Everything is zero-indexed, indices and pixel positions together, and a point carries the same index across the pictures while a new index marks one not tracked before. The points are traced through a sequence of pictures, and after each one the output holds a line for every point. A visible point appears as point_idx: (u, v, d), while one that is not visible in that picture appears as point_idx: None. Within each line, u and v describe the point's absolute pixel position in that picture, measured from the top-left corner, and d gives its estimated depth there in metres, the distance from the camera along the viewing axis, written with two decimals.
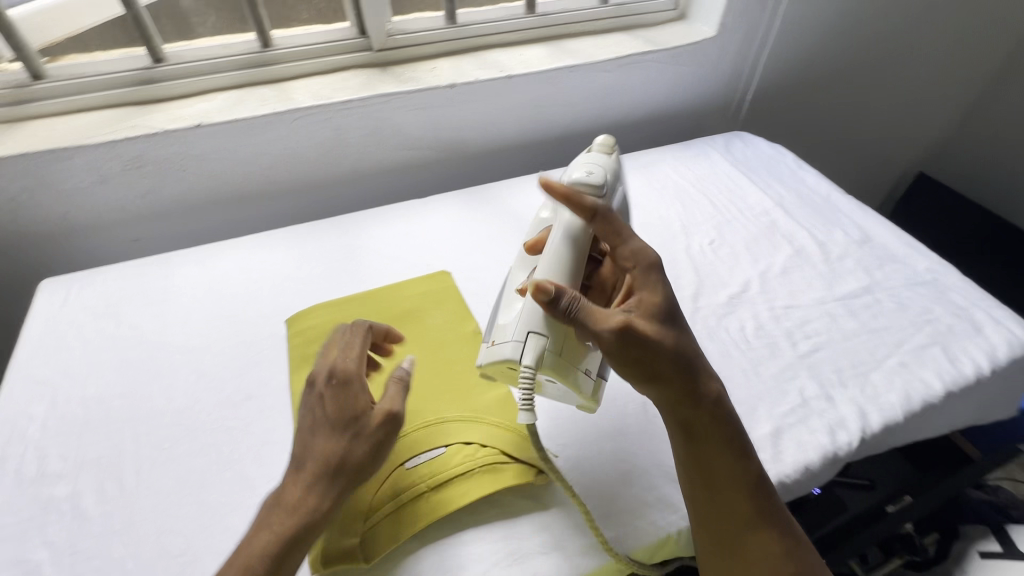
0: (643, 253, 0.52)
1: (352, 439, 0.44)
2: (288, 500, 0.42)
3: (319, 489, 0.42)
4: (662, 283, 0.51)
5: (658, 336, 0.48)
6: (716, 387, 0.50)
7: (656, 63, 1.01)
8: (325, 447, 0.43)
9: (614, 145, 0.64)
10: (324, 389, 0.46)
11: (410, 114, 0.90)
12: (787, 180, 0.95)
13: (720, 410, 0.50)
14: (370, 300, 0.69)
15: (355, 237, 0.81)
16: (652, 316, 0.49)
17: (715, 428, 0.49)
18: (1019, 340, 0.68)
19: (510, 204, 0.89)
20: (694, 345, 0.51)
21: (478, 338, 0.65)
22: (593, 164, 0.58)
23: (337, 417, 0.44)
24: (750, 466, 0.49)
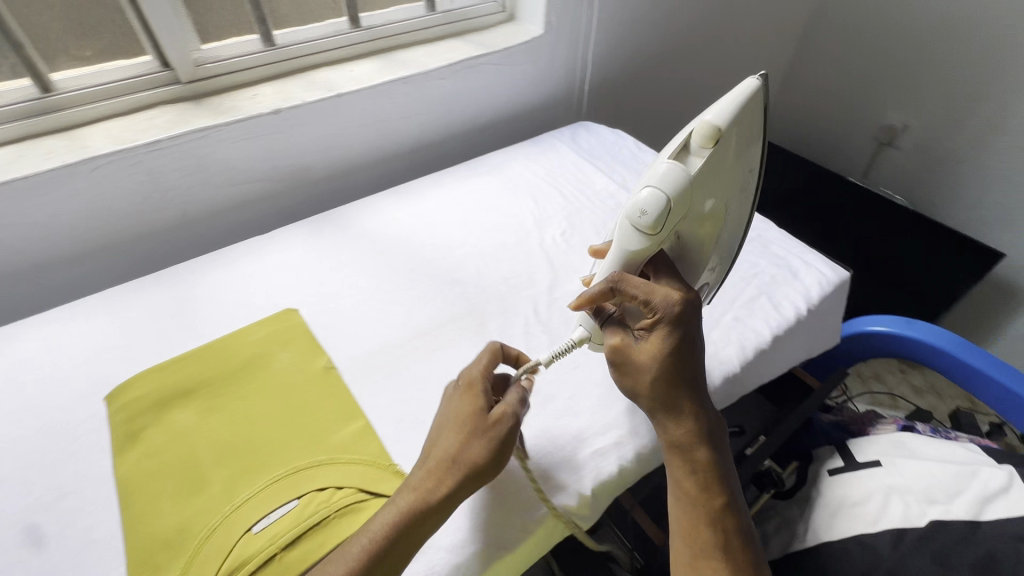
0: (655, 309, 0.52)
1: (473, 433, 0.50)
2: (406, 487, 0.48)
3: (435, 477, 0.48)
4: (669, 335, 0.52)
5: (648, 362, 0.52)
6: (687, 426, 0.53)
7: (492, 66, 1.03)
8: (444, 448, 0.49)
9: (711, 138, 0.51)
10: (456, 389, 0.54)
11: (236, 146, 0.83)
12: (628, 163, 1.03)
13: (693, 446, 0.53)
14: (205, 355, 0.63)
15: (189, 287, 0.74)
16: (650, 360, 0.52)
17: (683, 459, 0.53)
18: (828, 279, 0.77)
19: (361, 225, 0.86)
20: (688, 391, 0.53)
21: (330, 373, 0.63)
22: (658, 192, 0.51)
23: (461, 414, 0.51)
24: (711, 498, 0.52)
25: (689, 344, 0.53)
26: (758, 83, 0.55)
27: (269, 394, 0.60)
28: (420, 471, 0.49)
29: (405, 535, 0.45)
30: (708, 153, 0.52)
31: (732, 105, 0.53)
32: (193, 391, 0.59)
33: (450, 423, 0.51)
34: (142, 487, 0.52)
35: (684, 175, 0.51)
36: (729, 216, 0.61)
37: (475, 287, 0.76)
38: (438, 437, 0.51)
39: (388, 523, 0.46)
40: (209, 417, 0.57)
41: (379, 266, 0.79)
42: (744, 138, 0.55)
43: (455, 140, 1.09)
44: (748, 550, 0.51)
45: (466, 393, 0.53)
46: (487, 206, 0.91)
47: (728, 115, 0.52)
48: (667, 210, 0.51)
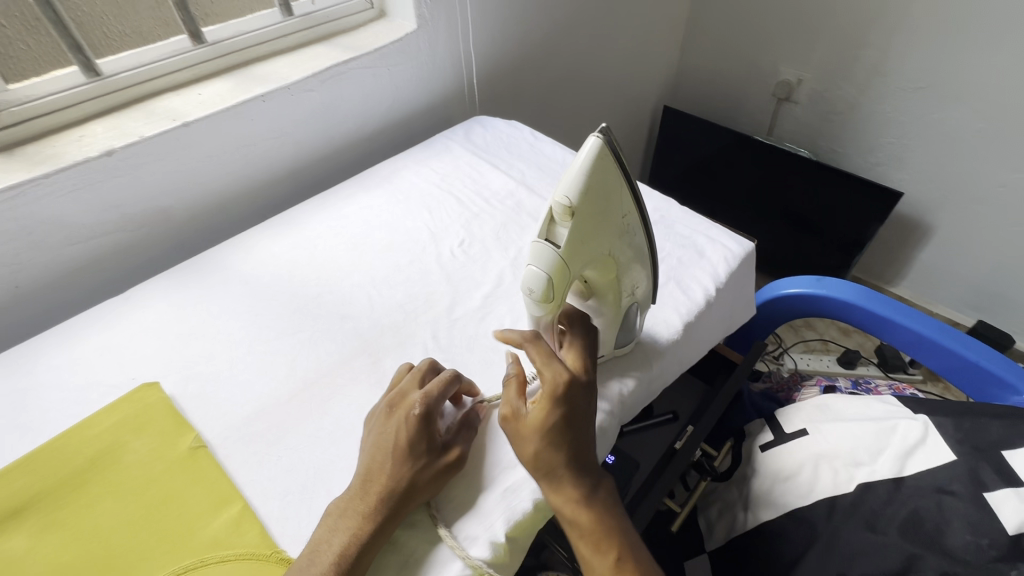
0: (544, 379, 0.50)
1: (433, 466, 0.50)
2: (348, 513, 0.47)
3: (392, 511, 0.48)
4: (555, 409, 0.49)
5: (525, 442, 0.49)
6: (569, 495, 0.49)
7: (365, 70, 0.94)
8: (402, 482, 0.49)
9: (569, 204, 0.44)
10: (406, 416, 0.52)
11: (65, 200, 0.71)
12: (527, 155, 0.97)
13: (579, 512, 0.48)
14: (36, 460, 0.53)
15: (21, 376, 0.62)
16: (530, 439, 0.49)
17: (570, 526, 0.49)
18: (733, 253, 0.75)
19: (234, 267, 0.76)
20: (568, 461, 0.49)
21: (197, 453, 0.54)
22: (536, 271, 0.47)
23: (420, 447, 0.50)
24: (604, 559, 0.48)
25: (575, 413, 0.50)
26: (602, 133, 0.44)
27: (121, 495, 0.51)
28: (369, 503, 0.47)
29: (364, 567, 0.46)
30: (572, 228, 0.45)
31: (576, 173, 0.44)
32: (22, 509, 0.49)
33: (401, 455, 0.50)
34: None
35: (555, 252, 0.46)
36: (631, 252, 0.53)
37: (368, 320, 0.69)
38: (388, 468, 0.49)
39: (327, 558, 0.45)
40: (46, 538, 0.48)
41: (255, 314, 0.70)
42: (611, 189, 0.46)
43: (339, 154, 1.00)
44: None
45: (422, 424, 0.51)
46: (377, 224, 0.83)
47: (576, 182, 0.44)
48: (553, 284, 0.47)
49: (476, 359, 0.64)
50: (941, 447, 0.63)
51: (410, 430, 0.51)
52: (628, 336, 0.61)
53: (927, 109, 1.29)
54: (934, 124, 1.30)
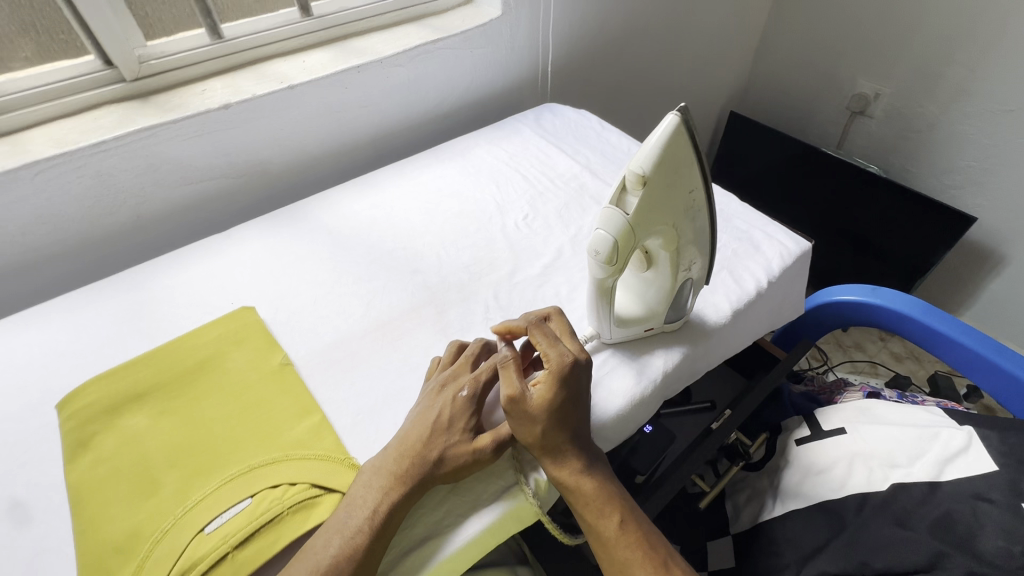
0: (548, 360, 0.53)
1: (468, 447, 0.52)
2: (381, 474, 0.50)
3: (422, 480, 0.50)
4: (559, 386, 0.53)
5: (533, 421, 0.52)
6: (573, 465, 0.53)
7: (450, 50, 1.01)
8: (434, 455, 0.51)
9: (643, 174, 0.48)
10: (453, 396, 0.55)
11: (187, 144, 0.81)
12: (593, 142, 1.02)
13: (584, 483, 0.52)
14: (158, 357, 0.63)
15: (141, 289, 0.72)
16: (535, 417, 0.52)
17: (576, 497, 0.53)
18: (790, 251, 0.77)
19: (320, 217, 0.85)
20: (569, 434, 0.53)
21: (286, 370, 0.62)
22: (603, 233, 0.51)
23: (458, 426, 0.53)
24: (610, 519, 0.52)
25: (575, 389, 0.54)
26: (681, 111, 0.49)
27: (222, 395, 0.59)
28: (404, 468, 0.50)
29: (393, 527, 0.49)
30: (643, 196, 0.50)
31: (651, 145, 0.48)
32: (144, 395, 0.59)
33: (440, 431, 0.53)
34: (93, 494, 0.51)
35: (624, 218, 0.50)
36: (694, 230, 0.56)
37: (436, 275, 0.75)
38: (426, 439, 0.52)
39: (364, 511, 0.48)
40: (162, 420, 0.57)
41: (338, 260, 0.78)
42: (682, 164, 0.50)
43: (418, 128, 1.07)
44: (657, 547, 0.52)
45: (466, 407, 0.54)
46: (449, 193, 0.90)
47: (653, 153, 0.48)
48: (618, 248, 0.52)
49: None
50: (983, 457, 0.64)
51: (455, 410, 0.54)
52: (682, 309, 0.64)
53: (1013, 133, 1.24)
54: (1018, 149, 1.25)
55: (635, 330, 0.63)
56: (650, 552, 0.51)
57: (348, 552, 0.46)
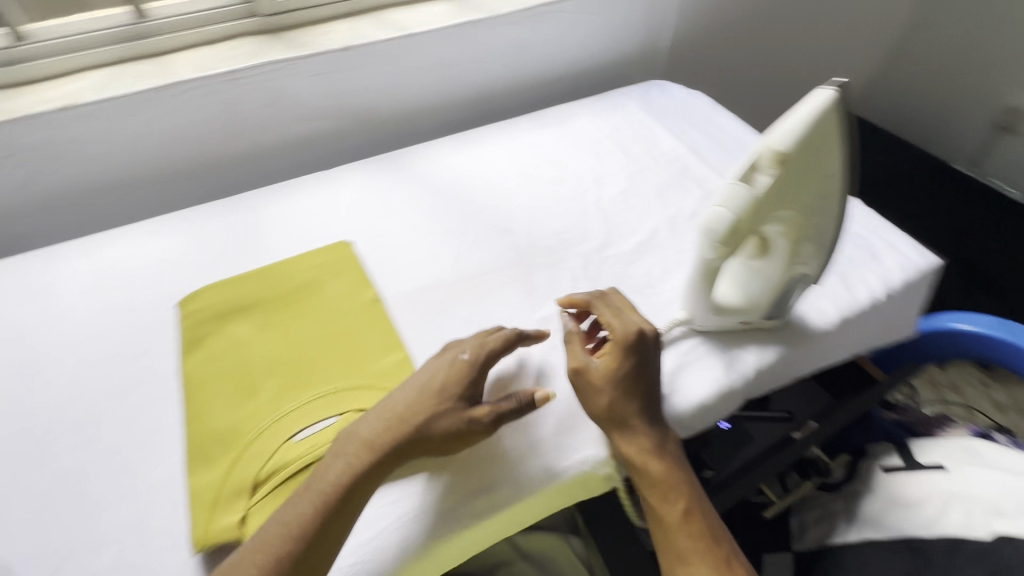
0: (612, 332, 0.53)
1: (458, 418, 0.50)
2: (365, 430, 0.49)
3: (405, 444, 0.48)
4: (624, 359, 0.52)
5: (597, 392, 0.52)
6: (641, 443, 0.51)
7: (566, 13, 0.98)
8: (420, 419, 0.49)
9: (782, 149, 0.46)
10: (453, 361, 0.52)
11: (306, 81, 0.85)
12: (702, 124, 0.96)
13: (651, 464, 0.51)
14: (265, 274, 0.67)
15: (252, 213, 0.77)
16: (600, 388, 0.52)
17: (641, 476, 0.51)
18: (913, 264, 0.70)
19: (419, 167, 0.86)
20: (636, 411, 0.52)
21: (377, 305, 0.64)
22: (724, 211, 0.49)
23: (453, 393, 0.51)
24: (675, 504, 0.50)
25: (643, 366, 0.53)
26: (835, 87, 0.47)
27: (318, 319, 0.62)
28: (382, 432, 0.49)
29: (366, 488, 0.47)
30: (776, 173, 0.47)
31: (800, 118, 0.46)
32: (250, 307, 0.63)
33: (432, 395, 0.50)
34: (201, 387, 0.56)
35: (751, 195, 0.48)
36: (821, 222, 0.53)
37: (527, 238, 0.75)
38: (415, 401, 0.50)
39: (325, 486, 0.46)
40: (264, 332, 0.61)
41: (433, 209, 0.79)
42: (825, 145, 0.48)
43: (522, 91, 1.05)
44: (721, 542, 0.50)
45: (463, 374, 0.52)
46: (547, 158, 0.88)
47: (798, 128, 0.46)
48: (737, 227, 0.49)
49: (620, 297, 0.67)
50: None
51: (451, 378, 0.51)
52: (785, 308, 0.60)
53: None
54: None
55: (730, 321, 0.60)
56: (714, 546, 0.50)
57: (299, 531, 0.44)
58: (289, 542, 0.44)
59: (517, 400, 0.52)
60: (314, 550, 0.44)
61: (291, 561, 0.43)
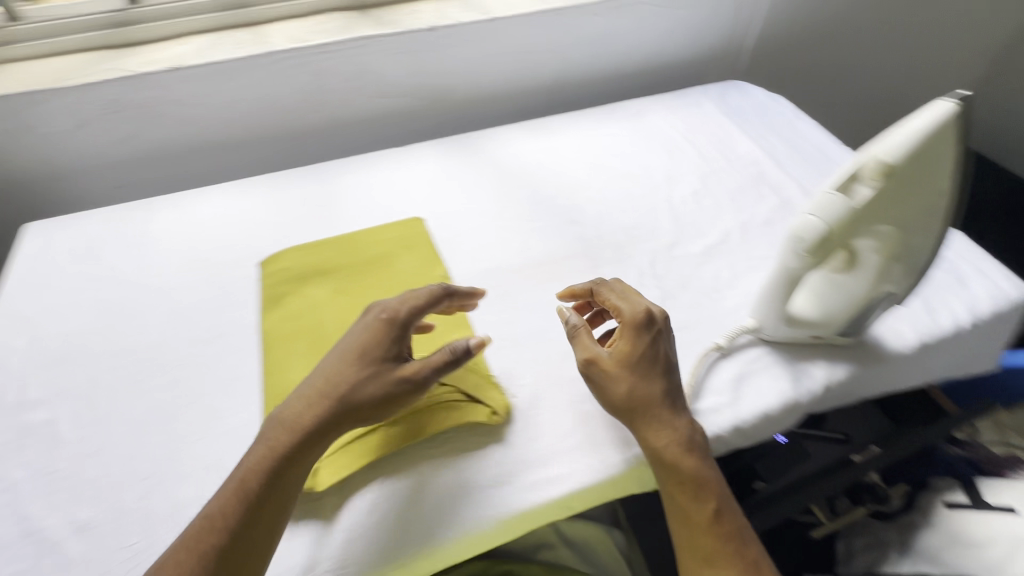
0: (622, 315, 0.53)
1: (382, 379, 0.48)
2: (297, 400, 0.48)
3: (331, 412, 0.47)
4: (637, 342, 0.52)
5: (617, 379, 0.51)
6: (669, 435, 0.50)
7: (650, 7, 0.96)
8: (342, 385, 0.47)
9: (887, 161, 0.46)
10: (370, 325, 0.50)
11: (390, 59, 0.87)
12: (781, 130, 0.93)
13: (680, 458, 0.49)
14: (342, 243, 0.70)
15: (330, 184, 0.80)
16: (616, 374, 0.51)
17: (670, 471, 0.49)
18: (1004, 293, 0.66)
19: (490, 152, 0.87)
20: (659, 399, 0.51)
21: (447, 283, 0.66)
22: (815, 219, 0.48)
23: (373, 356, 0.49)
24: (704, 502, 0.49)
25: (659, 351, 0.53)
26: (955, 102, 0.46)
27: (391, 290, 0.65)
28: (311, 401, 0.47)
29: (298, 458, 0.46)
30: (880, 183, 0.47)
31: (916, 129, 0.46)
32: (326, 272, 0.66)
33: (353, 359, 0.49)
34: (280, 343, 0.59)
35: (848, 206, 0.47)
36: (916, 240, 0.51)
37: (594, 231, 0.75)
38: (338, 368, 0.48)
39: (254, 472, 0.45)
40: (339, 298, 0.64)
41: (503, 194, 0.80)
42: (933, 161, 0.47)
43: (596, 83, 1.04)
44: (751, 546, 0.48)
45: (381, 338, 0.50)
46: (618, 153, 0.88)
47: (908, 141, 0.46)
48: (828, 238, 0.48)
49: (686, 298, 0.67)
50: None
51: (371, 343, 0.49)
52: (863, 325, 0.58)
53: None
54: None
55: (802, 333, 0.58)
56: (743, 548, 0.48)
57: (227, 520, 0.43)
58: (218, 533, 0.43)
59: (438, 355, 0.49)
60: (242, 536, 0.43)
61: (218, 553, 0.42)
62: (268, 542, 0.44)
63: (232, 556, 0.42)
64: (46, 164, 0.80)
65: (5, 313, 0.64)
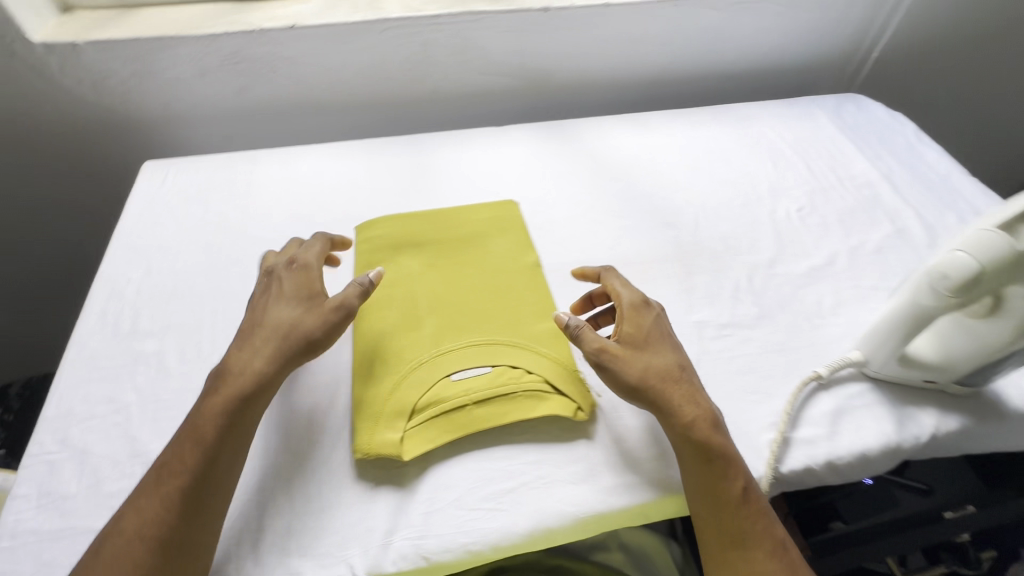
0: (619, 300, 0.56)
1: (315, 312, 0.53)
2: (244, 349, 0.51)
3: (272, 349, 0.51)
4: (636, 322, 0.55)
5: (631, 358, 0.52)
6: (692, 409, 0.50)
7: (772, 6, 0.91)
8: (279, 324, 0.52)
9: None
10: (288, 277, 0.56)
11: (499, 36, 0.85)
12: (901, 152, 0.86)
13: (703, 432, 0.49)
14: (436, 217, 0.70)
15: (426, 156, 0.81)
16: (630, 353, 0.52)
17: (698, 450, 0.48)
18: None
19: (587, 142, 0.85)
20: (673, 376, 0.52)
21: (537, 271, 0.65)
22: (967, 257, 0.46)
23: (299, 299, 0.54)
24: (733, 480, 0.47)
25: (659, 335, 0.54)
26: None
27: (482, 271, 0.64)
28: (258, 347, 0.51)
29: (257, 395, 0.49)
30: None
31: None
32: (420, 245, 0.67)
33: (283, 304, 0.54)
34: (373, 308, 0.60)
35: (1010, 247, 0.44)
36: None
37: (690, 236, 0.72)
38: (270, 315, 0.53)
39: (212, 418, 0.47)
40: (431, 271, 0.64)
41: (598, 187, 0.78)
42: None
43: (701, 81, 1.00)
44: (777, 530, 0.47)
45: (300, 283, 0.56)
46: (719, 157, 0.84)
47: None
48: (980, 278, 0.45)
49: (784, 319, 0.63)
50: None
51: (299, 286, 0.55)
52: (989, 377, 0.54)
53: None
54: None
55: (915, 373, 0.54)
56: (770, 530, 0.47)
57: (189, 462, 0.45)
58: (182, 475, 0.44)
59: (354, 286, 0.55)
60: (211, 470, 0.45)
61: (184, 494, 0.43)
62: (229, 481, 0.46)
63: (199, 493, 0.44)
64: (165, 108, 0.84)
65: (123, 244, 0.68)
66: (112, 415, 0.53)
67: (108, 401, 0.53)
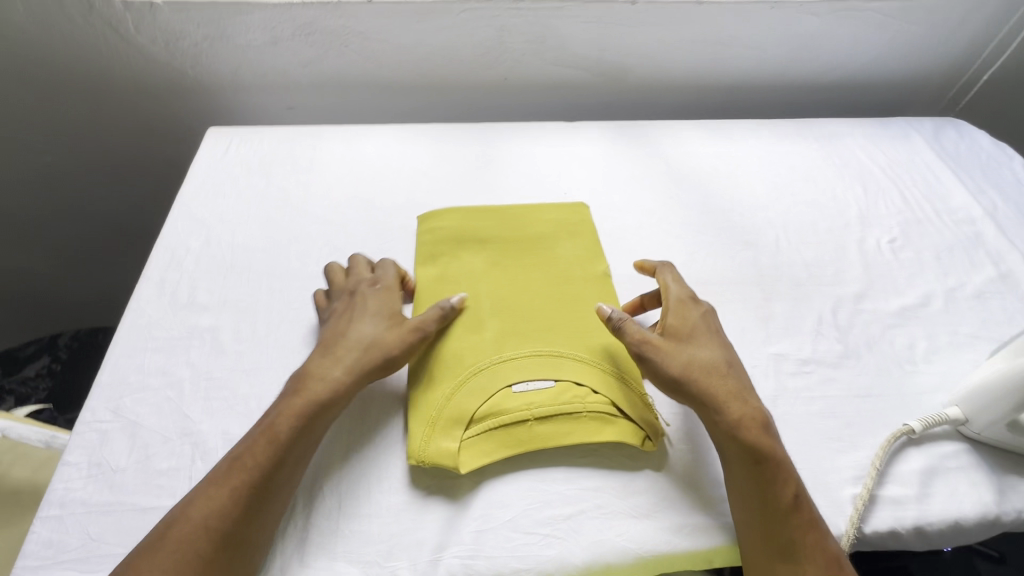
0: (668, 295, 0.54)
1: (398, 331, 0.52)
2: (324, 356, 0.50)
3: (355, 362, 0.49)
4: (683, 318, 0.52)
5: (674, 351, 0.49)
6: (739, 406, 0.47)
7: (878, 15, 0.84)
8: (360, 338, 0.51)
9: None
10: (372, 293, 0.55)
11: (580, 27, 0.81)
12: (1007, 188, 0.79)
13: (751, 430, 0.46)
14: (502, 213, 0.66)
15: (493, 147, 0.77)
16: (673, 345, 0.50)
17: (746, 451, 0.45)
18: None
19: (662, 146, 0.80)
20: (720, 372, 0.49)
21: (607, 282, 0.61)
22: None
23: (382, 315, 0.53)
24: (784, 484, 0.44)
25: (710, 332, 0.52)
26: None
27: (548, 275, 0.61)
28: (338, 356, 0.50)
29: (333, 402, 0.47)
30: None
31: None
32: (484, 241, 0.63)
33: (366, 318, 0.53)
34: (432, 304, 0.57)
35: None
36: None
37: (769, 259, 0.67)
38: (352, 328, 0.52)
39: (289, 418, 0.45)
40: (494, 271, 0.61)
41: (672, 196, 0.73)
42: None
43: (785, 90, 0.93)
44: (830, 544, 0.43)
45: (383, 300, 0.54)
46: (804, 175, 0.78)
47: None
48: None
49: (872, 360, 0.58)
50: None
51: (383, 305, 0.54)
52: None
53: None
54: None
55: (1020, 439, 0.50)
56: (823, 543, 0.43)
57: (261, 458, 0.43)
58: (253, 471, 0.42)
59: (434, 310, 0.54)
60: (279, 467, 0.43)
61: (250, 490, 0.42)
62: (294, 479, 0.44)
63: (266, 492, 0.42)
64: (233, 75, 0.83)
65: (183, 212, 0.67)
66: (165, 389, 0.51)
67: (162, 373, 0.52)
